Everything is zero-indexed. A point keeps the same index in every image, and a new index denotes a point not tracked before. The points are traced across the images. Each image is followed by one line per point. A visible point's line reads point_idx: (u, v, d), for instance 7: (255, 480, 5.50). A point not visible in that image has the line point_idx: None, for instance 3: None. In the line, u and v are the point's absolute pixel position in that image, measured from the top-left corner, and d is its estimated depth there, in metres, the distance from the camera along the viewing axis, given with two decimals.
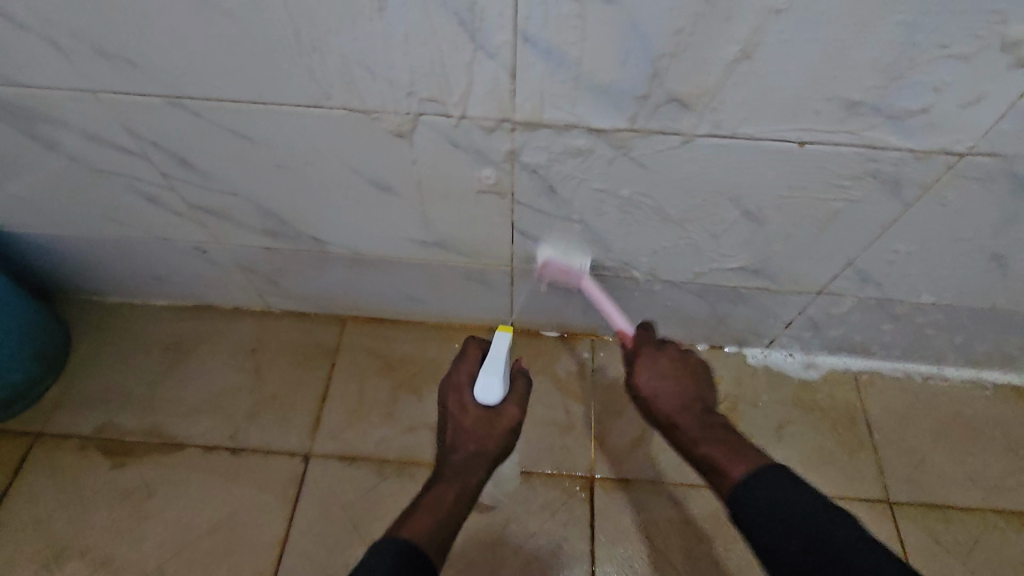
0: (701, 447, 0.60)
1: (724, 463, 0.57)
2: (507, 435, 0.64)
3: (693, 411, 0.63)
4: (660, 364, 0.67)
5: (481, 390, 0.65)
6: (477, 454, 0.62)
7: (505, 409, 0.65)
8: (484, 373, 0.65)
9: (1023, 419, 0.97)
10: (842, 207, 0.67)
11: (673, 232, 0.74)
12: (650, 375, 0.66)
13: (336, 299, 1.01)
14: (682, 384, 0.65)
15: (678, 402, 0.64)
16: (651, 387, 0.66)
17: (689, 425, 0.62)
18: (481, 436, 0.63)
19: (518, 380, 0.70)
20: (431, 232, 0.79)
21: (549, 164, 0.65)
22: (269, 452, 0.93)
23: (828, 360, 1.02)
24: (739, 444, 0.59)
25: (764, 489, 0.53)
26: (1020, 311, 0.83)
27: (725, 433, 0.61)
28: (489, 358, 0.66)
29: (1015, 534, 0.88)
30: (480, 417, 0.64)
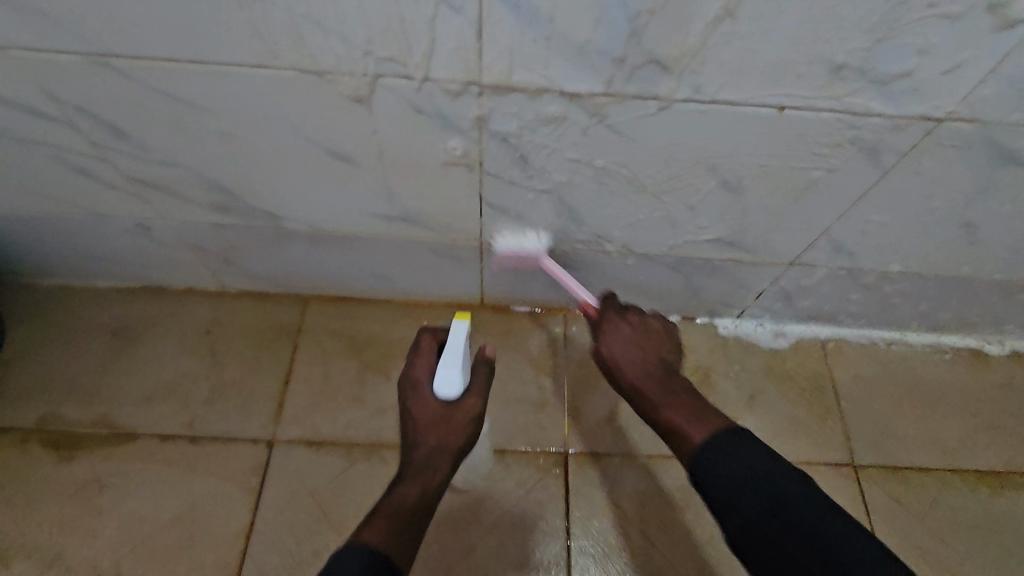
0: (663, 411, 0.61)
1: (683, 424, 0.58)
2: (470, 429, 0.61)
3: (656, 376, 0.64)
4: (621, 331, 0.68)
5: (440, 381, 0.61)
6: (439, 451, 0.59)
7: (465, 401, 0.62)
8: (441, 366, 0.62)
9: (979, 382, 1.01)
10: (820, 176, 0.65)
11: (647, 203, 0.72)
12: (616, 343, 0.67)
13: (296, 278, 0.96)
14: (648, 355, 0.66)
15: (645, 371, 0.64)
16: (616, 355, 0.66)
17: (653, 391, 0.62)
18: (441, 431, 0.60)
19: (480, 371, 0.66)
20: (395, 206, 0.75)
21: (519, 132, 0.61)
22: (229, 440, 0.89)
23: (797, 329, 1.02)
24: (699, 410, 0.59)
25: (726, 465, 0.53)
26: (984, 278, 0.84)
27: (685, 400, 0.61)
28: (447, 349, 0.62)
29: (971, 493, 0.91)
30: (439, 413, 0.61)
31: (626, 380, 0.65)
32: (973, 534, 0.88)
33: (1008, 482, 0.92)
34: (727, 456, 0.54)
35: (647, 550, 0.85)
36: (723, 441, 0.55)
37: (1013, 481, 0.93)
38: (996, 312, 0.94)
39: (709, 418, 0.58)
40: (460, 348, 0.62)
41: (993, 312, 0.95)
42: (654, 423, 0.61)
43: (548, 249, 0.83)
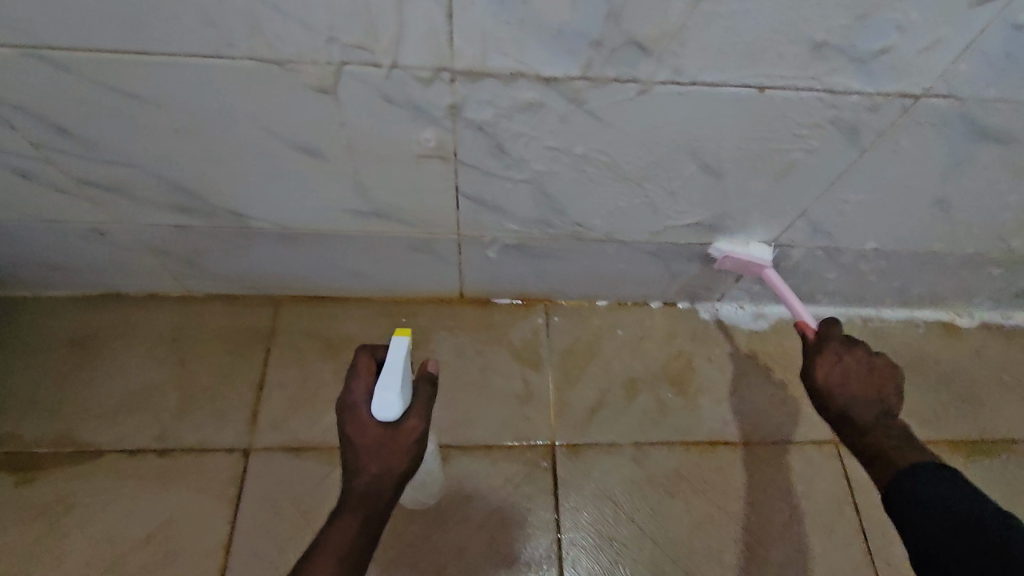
0: (892, 449, 0.58)
1: (889, 451, 0.58)
2: (414, 450, 0.59)
3: (885, 404, 0.62)
4: (850, 359, 0.65)
5: (377, 404, 0.58)
6: (382, 478, 0.57)
7: (406, 422, 0.59)
8: (378, 389, 0.58)
9: (951, 354, 1.03)
10: (799, 157, 0.65)
11: (628, 190, 0.70)
12: (836, 369, 0.64)
13: (266, 279, 0.92)
14: (874, 383, 0.63)
15: (870, 398, 0.62)
16: (842, 381, 0.63)
17: (873, 423, 0.60)
18: (383, 457, 0.57)
19: (423, 385, 0.63)
20: (368, 201, 0.72)
21: (495, 120, 0.58)
22: (203, 451, 0.85)
23: (776, 310, 1.03)
24: (918, 445, 0.58)
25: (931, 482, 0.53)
26: (956, 253, 0.86)
27: (900, 434, 0.60)
28: (385, 369, 0.59)
29: (947, 462, 0.93)
30: (379, 436, 0.58)
31: (854, 409, 0.61)
32: None
33: (982, 449, 0.95)
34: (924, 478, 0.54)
35: (638, 538, 0.84)
36: (942, 477, 0.54)
37: (987, 448, 0.95)
38: (967, 285, 0.96)
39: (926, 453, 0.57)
40: (396, 367, 0.59)
41: (964, 286, 0.97)
42: (867, 457, 0.59)
43: (528, 240, 0.81)
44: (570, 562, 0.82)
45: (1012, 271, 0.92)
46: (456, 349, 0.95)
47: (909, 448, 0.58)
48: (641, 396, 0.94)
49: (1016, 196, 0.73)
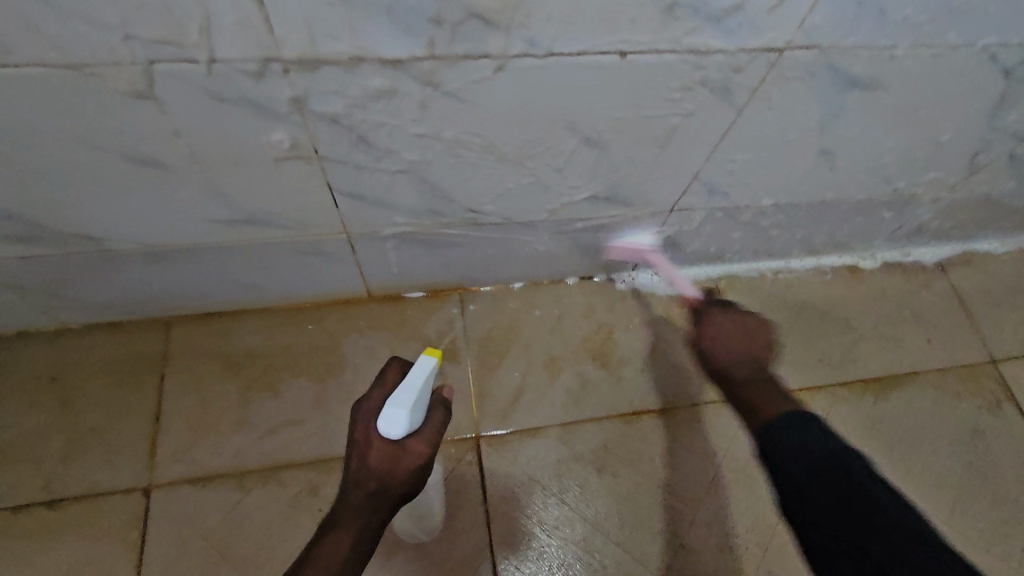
0: (748, 391, 0.59)
1: (758, 402, 0.57)
2: (415, 473, 0.57)
3: (747, 363, 0.62)
4: (718, 321, 0.67)
5: (385, 420, 0.55)
6: (380, 496, 0.56)
7: (410, 445, 0.56)
8: (390, 404, 0.56)
9: (857, 295, 1.07)
10: (678, 121, 0.63)
11: (512, 171, 0.67)
12: (717, 331, 0.66)
13: (146, 301, 0.84)
14: (746, 343, 0.64)
15: (734, 358, 0.63)
16: (717, 344, 0.65)
17: (745, 375, 0.61)
18: (384, 476, 0.56)
19: (438, 410, 0.60)
20: (234, 208, 0.66)
21: (348, 112, 0.54)
22: (98, 495, 0.79)
23: (690, 272, 1.03)
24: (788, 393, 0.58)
25: (796, 433, 0.51)
26: (848, 200, 0.88)
27: (773, 384, 0.59)
28: (405, 385, 0.57)
29: (857, 401, 0.97)
30: (385, 455, 0.56)
31: (729, 366, 0.62)
32: (863, 440, 0.94)
33: (889, 385, 0.99)
34: (794, 430, 0.51)
35: (569, 518, 0.84)
36: (811, 421, 0.52)
37: (893, 383, 1.00)
38: (864, 229, 0.99)
39: (793, 399, 0.57)
40: (415, 390, 0.57)
41: (861, 230, 0.99)
42: (741, 406, 0.59)
43: (422, 230, 0.77)
44: (502, 553, 0.82)
45: (901, 212, 0.95)
46: (369, 351, 0.91)
47: (773, 395, 0.57)
48: (563, 375, 0.93)
49: (893, 141, 0.75)
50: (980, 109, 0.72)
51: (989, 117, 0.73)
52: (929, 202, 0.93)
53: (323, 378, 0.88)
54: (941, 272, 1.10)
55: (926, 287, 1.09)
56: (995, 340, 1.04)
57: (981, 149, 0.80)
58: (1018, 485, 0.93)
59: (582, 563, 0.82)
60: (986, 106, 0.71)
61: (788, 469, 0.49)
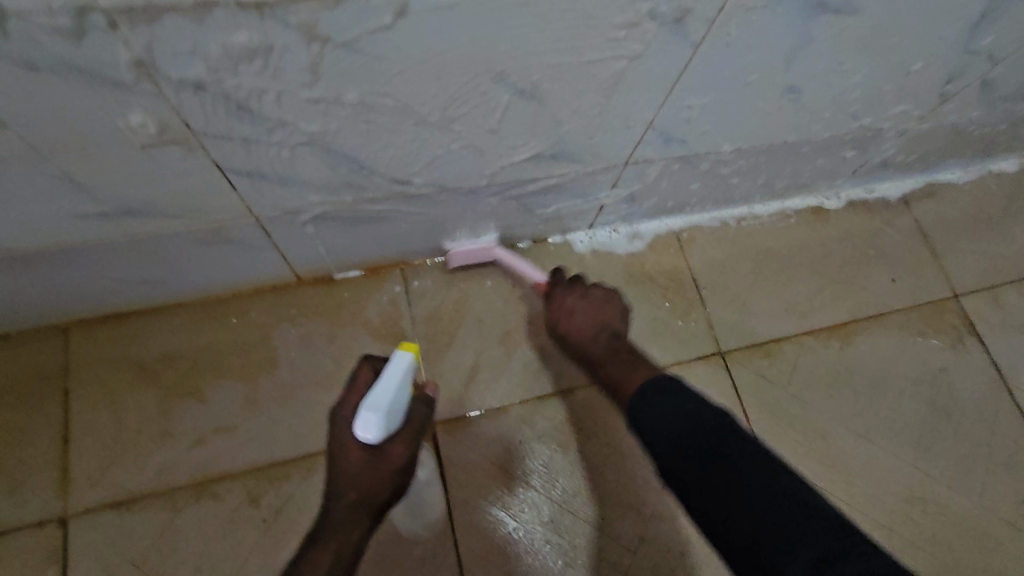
0: (607, 368, 0.63)
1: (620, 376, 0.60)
2: (397, 476, 0.52)
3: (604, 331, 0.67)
4: (584, 293, 0.72)
5: (358, 426, 0.49)
6: (361, 505, 0.51)
7: (388, 448, 0.51)
8: (365, 406, 0.49)
9: (822, 237, 1.02)
10: (623, 65, 0.55)
11: (438, 135, 0.58)
12: (563, 309, 0.71)
13: (30, 308, 0.73)
14: (601, 314, 0.69)
15: (593, 326, 0.68)
16: (568, 324, 0.70)
17: (603, 353, 0.65)
18: (364, 484, 0.51)
19: (418, 408, 0.54)
20: (103, 198, 0.55)
21: (216, 77, 0.43)
22: (7, 532, 0.70)
23: (650, 227, 0.96)
24: (644, 361, 0.61)
25: (657, 400, 0.53)
26: (813, 139, 0.81)
27: (628, 357, 0.63)
28: (379, 384, 0.50)
29: (823, 348, 0.95)
30: (360, 461, 0.50)
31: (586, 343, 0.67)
32: (828, 387, 0.92)
33: (855, 329, 0.97)
34: (653, 399, 0.53)
35: (536, 501, 0.80)
36: (670, 390, 0.53)
37: (858, 327, 0.97)
38: (827, 170, 0.94)
39: (649, 366, 0.60)
40: (392, 388, 0.50)
41: (824, 170, 0.94)
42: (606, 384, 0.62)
43: (344, 208, 0.67)
44: (468, 542, 0.77)
45: (864, 149, 0.90)
46: (304, 342, 0.82)
47: (629, 365, 0.61)
48: (521, 349, 0.87)
49: (859, 74, 0.68)
50: (955, 32, 0.65)
51: (964, 41, 0.67)
52: (895, 136, 0.88)
53: (255, 377, 0.79)
54: (905, 207, 1.06)
55: (890, 223, 1.05)
56: (959, 274, 1.02)
57: (953, 76, 0.74)
58: (979, 420, 0.93)
59: (551, 545, 0.78)
60: (962, 28, 0.64)
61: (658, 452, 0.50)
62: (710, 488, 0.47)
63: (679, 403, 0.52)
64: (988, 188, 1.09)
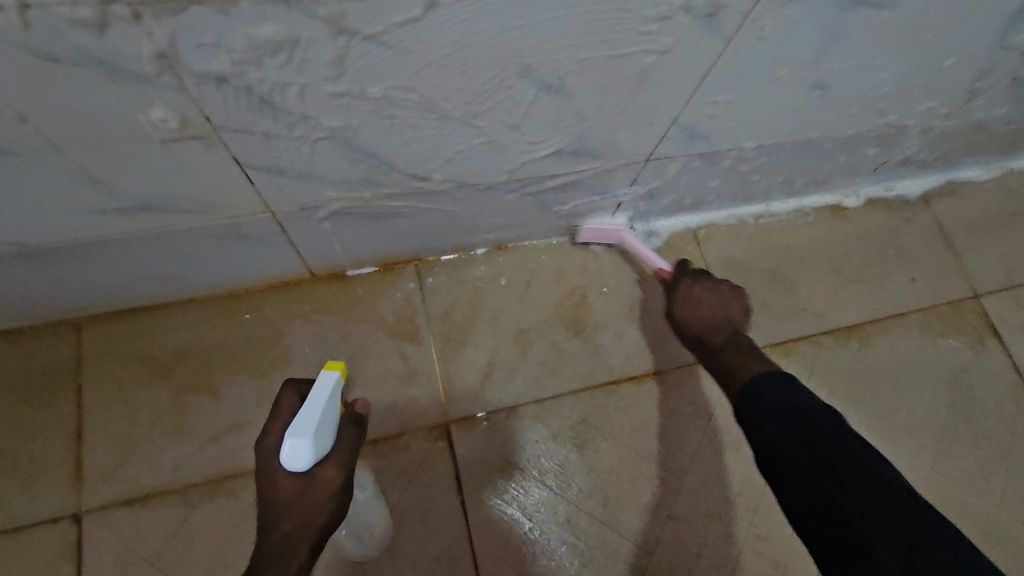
0: (727, 357, 0.66)
1: (737, 368, 0.63)
2: (331, 501, 0.50)
3: (720, 325, 0.70)
4: (694, 285, 0.74)
5: (284, 456, 0.47)
6: (298, 534, 0.49)
7: (320, 472, 0.49)
8: (290, 433, 0.47)
9: (841, 235, 1.01)
10: (652, 60, 0.53)
11: (460, 130, 0.56)
12: (688, 302, 0.73)
13: (42, 303, 0.72)
14: (723, 305, 0.72)
15: (703, 321, 0.71)
16: (692, 311, 0.72)
17: (719, 342, 0.68)
18: (298, 512, 0.48)
19: (346, 429, 0.53)
20: (119, 193, 0.54)
21: (238, 70, 0.42)
22: (20, 528, 0.70)
23: (666, 224, 0.95)
24: (758, 356, 0.65)
25: (768, 390, 0.56)
26: (837, 136, 0.79)
27: (747, 352, 0.66)
28: (303, 410, 0.49)
29: (841, 348, 0.93)
30: (292, 489, 0.48)
31: (704, 333, 0.70)
32: (846, 388, 0.91)
33: (874, 329, 0.95)
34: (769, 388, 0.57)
35: (551, 500, 0.79)
36: (784, 382, 0.57)
37: (877, 327, 0.96)
38: (848, 167, 0.92)
39: (763, 361, 0.63)
40: (318, 410, 0.49)
41: (845, 168, 0.92)
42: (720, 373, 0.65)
43: (361, 204, 0.66)
44: (483, 542, 0.77)
45: (887, 147, 0.88)
46: (318, 339, 0.81)
47: (742, 357, 0.65)
48: (536, 347, 0.86)
49: (889, 70, 0.66)
50: (990, 27, 0.63)
51: (998, 36, 0.65)
52: (919, 133, 0.86)
53: (268, 373, 0.79)
54: (926, 205, 1.04)
55: (910, 222, 1.03)
56: (979, 273, 1.01)
57: (983, 73, 0.72)
58: (999, 422, 0.92)
59: (567, 546, 0.78)
60: (997, 24, 0.62)
61: (765, 432, 0.53)
62: (813, 465, 0.49)
63: (794, 395, 0.55)
64: (1009, 186, 1.07)
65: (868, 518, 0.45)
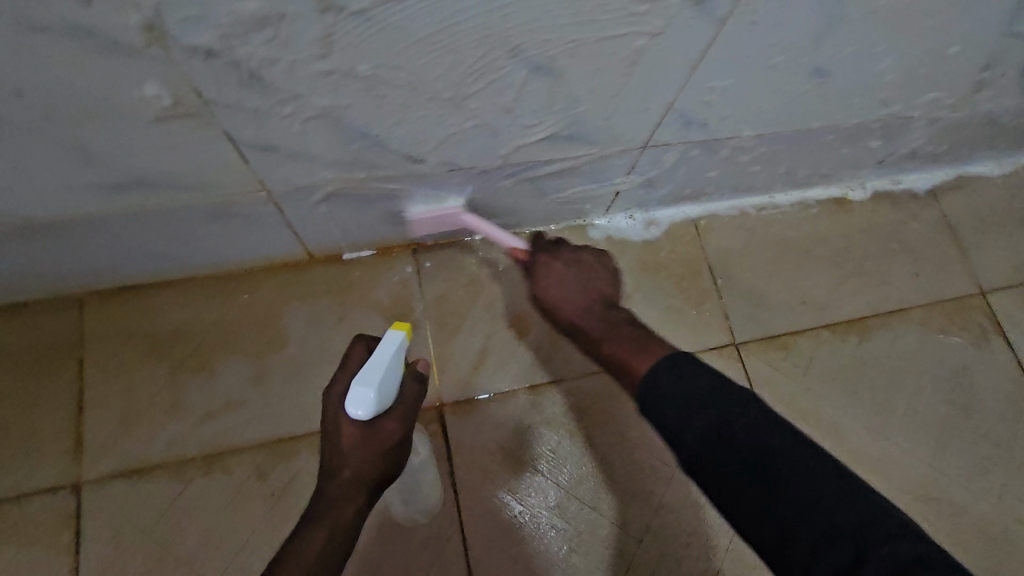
0: (610, 346, 0.57)
1: (625, 356, 0.54)
2: (392, 455, 0.52)
3: (594, 310, 0.61)
4: (555, 266, 0.66)
5: (349, 404, 0.48)
6: (358, 483, 0.51)
7: (381, 425, 0.50)
8: (356, 382, 0.48)
9: (844, 229, 0.99)
10: (643, 42, 0.53)
11: (451, 112, 0.57)
12: (551, 282, 0.65)
13: (46, 279, 0.74)
14: (585, 287, 0.63)
15: (581, 302, 0.62)
16: (556, 295, 0.63)
17: (598, 327, 0.59)
18: (360, 463, 0.50)
19: (410, 384, 0.54)
20: (116, 168, 0.55)
21: (227, 45, 0.43)
22: (22, 497, 0.71)
23: (667, 214, 0.95)
24: (651, 339, 0.55)
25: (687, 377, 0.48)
26: (838, 127, 0.78)
27: (629, 331, 0.57)
28: (369, 362, 0.49)
29: (840, 342, 0.92)
30: (357, 439, 0.50)
31: (576, 318, 0.61)
32: (844, 383, 0.90)
33: (875, 324, 0.94)
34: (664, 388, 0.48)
35: (542, 485, 0.80)
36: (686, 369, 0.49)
37: (879, 322, 0.94)
38: (851, 159, 0.91)
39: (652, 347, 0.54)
40: (385, 365, 0.49)
41: (849, 160, 0.91)
42: (609, 363, 0.56)
43: (356, 186, 0.66)
44: (473, 524, 0.77)
45: (892, 139, 0.87)
46: (314, 320, 0.82)
47: (633, 344, 0.55)
48: (531, 334, 0.86)
49: (890, 58, 0.65)
50: (995, 14, 0.62)
51: (1004, 25, 0.64)
52: (924, 125, 0.84)
53: (265, 353, 0.80)
54: (933, 200, 1.03)
55: (917, 216, 1.01)
56: (986, 270, 0.99)
57: (990, 63, 0.71)
58: (1001, 421, 0.90)
59: (556, 530, 0.78)
60: (1002, 11, 0.61)
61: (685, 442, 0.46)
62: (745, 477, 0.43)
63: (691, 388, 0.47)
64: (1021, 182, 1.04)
65: (805, 527, 0.40)
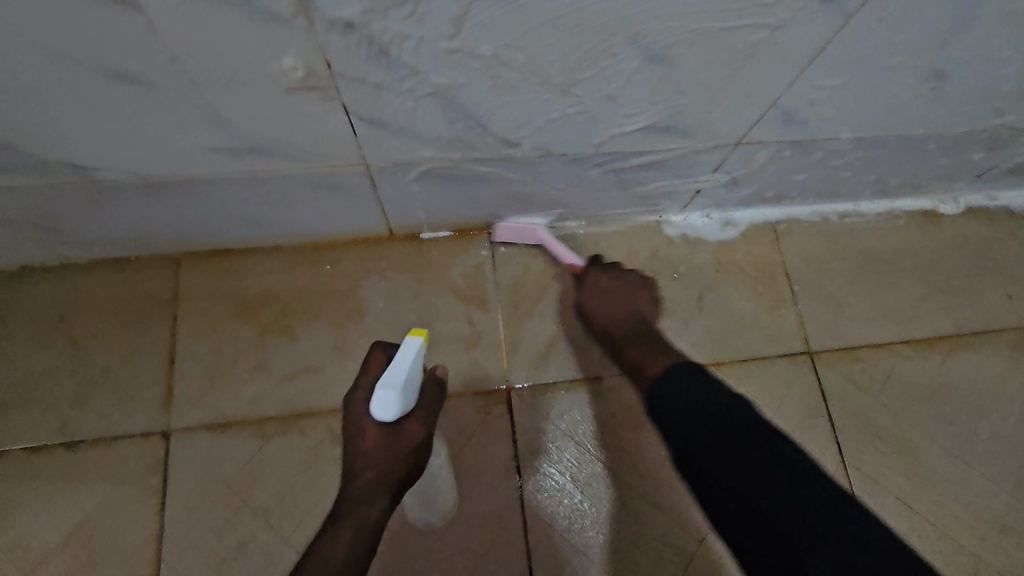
0: (631, 350, 0.67)
1: (642, 362, 0.64)
2: (413, 456, 0.54)
3: (623, 319, 0.71)
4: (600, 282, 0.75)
5: (376, 406, 0.50)
6: (381, 482, 0.53)
7: (406, 426, 0.53)
8: (381, 385, 0.50)
9: (933, 243, 0.95)
10: (763, 36, 0.52)
11: (558, 97, 0.57)
12: (598, 289, 0.75)
13: (150, 237, 0.78)
14: (620, 301, 0.73)
15: (615, 311, 0.72)
16: (597, 304, 0.74)
17: (624, 335, 0.70)
18: (383, 462, 0.53)
19: (429, 390, 0.56)
20: (237, 134, 0.58)
21: (366, 19, 0.44)
22: (116, 440, 0.76)
23: (746, 215, 0.93)
24: (668, 351, 0.64)
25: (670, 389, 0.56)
26: (942, 135, 0.75)
27: (649, 343, 0.67)
28: (392, 366, 0.51)
29: (920, 359, 0.89)
30: (381, 441, 0.52)
31: (609, 326, 0.72)
32: (922, 401, 0.87)
33: (959, 344, 0.90)
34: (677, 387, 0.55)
35: (602, 476, 0.80)
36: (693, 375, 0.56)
37: (964, 342, 0.90)
38: (948, 171, 0.87)
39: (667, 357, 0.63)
40: (408, 367, 0.51)
41: (945, 171, 0.87)
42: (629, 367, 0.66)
43: (450, 165, 0.67)
44: (534, 509, 0.78)
45: (996, 151, 0.83)
46: (391, 295, 0.84)
47: (653, 353, 0.65)
48: None
49: (1015, 66, 0.62)
50: None
51: None
52: None
53: (343, 323, 0.82)
54: None
55: (1012, 235, 0.96)
56: None
57: None
58: None
59: (614, 522, 0.78)
60: None
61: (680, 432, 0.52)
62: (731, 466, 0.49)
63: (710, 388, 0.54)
64: None
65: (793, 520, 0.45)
